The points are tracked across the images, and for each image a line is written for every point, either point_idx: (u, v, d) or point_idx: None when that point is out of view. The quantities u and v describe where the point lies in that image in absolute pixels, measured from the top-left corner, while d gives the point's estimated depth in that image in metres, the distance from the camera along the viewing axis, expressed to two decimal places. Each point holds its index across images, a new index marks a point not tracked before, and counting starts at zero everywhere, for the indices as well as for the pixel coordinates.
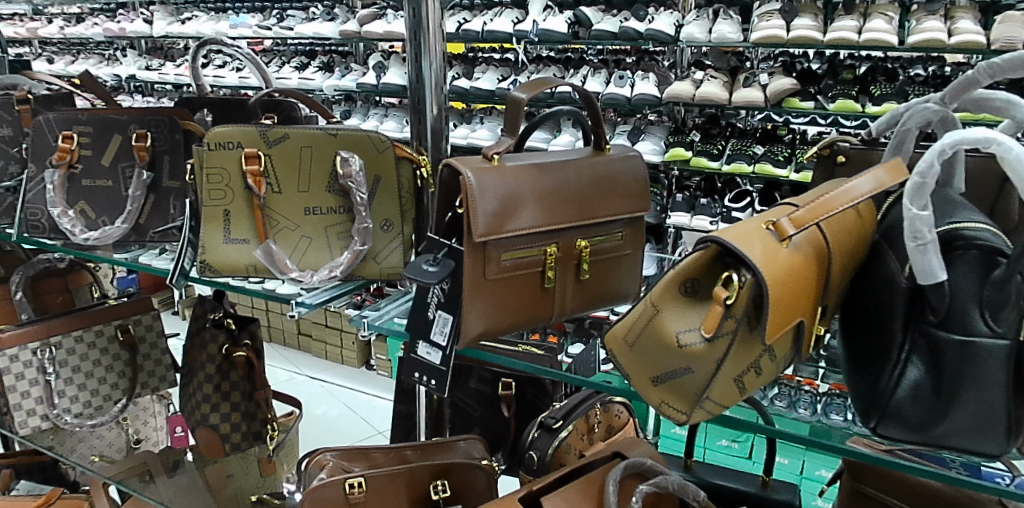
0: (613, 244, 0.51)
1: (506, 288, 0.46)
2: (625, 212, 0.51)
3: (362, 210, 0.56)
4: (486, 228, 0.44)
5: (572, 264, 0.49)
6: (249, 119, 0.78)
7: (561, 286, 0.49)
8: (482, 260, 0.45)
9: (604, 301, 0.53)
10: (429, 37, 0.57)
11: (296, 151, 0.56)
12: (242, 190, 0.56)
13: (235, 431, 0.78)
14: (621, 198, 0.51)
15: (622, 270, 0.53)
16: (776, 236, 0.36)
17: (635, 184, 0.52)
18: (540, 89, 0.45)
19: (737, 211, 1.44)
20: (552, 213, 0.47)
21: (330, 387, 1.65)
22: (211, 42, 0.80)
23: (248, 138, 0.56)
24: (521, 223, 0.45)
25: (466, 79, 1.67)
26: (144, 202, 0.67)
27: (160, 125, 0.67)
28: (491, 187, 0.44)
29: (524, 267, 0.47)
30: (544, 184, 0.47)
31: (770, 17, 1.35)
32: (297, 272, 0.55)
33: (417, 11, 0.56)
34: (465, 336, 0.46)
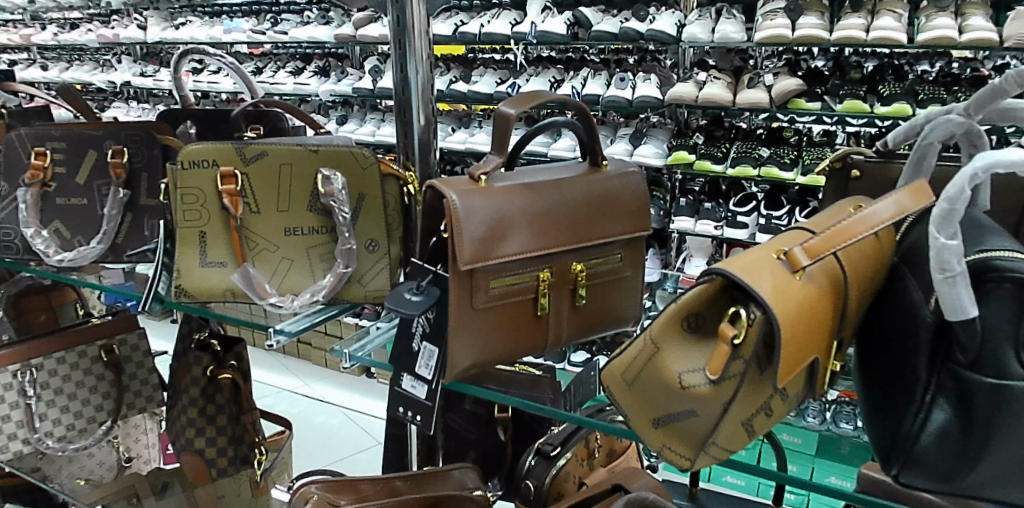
0: (612, 265, 0.48)
1: (495, 317, 0.43)
2: (622, 232, 0.48)
3: (345, 231, 0.53)
4: (473, 255, 0.41)
5: (567, 288, 0.46)
6: (233, 131, 0.75)
7: (556, 313, 0.46)
8: (469, 288, 0.42)
9: (602, 326, 0.50)
10: (416, 47, 0.54)
11: (276, 168, 0.53)
12: (218, 210, 0.53)
13: (223, 456, 0.75)
14: (619, 217, 0.48)
15: (621, 292, 0.50)
16: (788, 268, 0.32)
17: (633, 202, 0.49)
18: (531, 104, 0.42)
19: (742, 216, 1.41)
20: (545, 236, 0.44)
21: (330, 397, 1.62)
22: (193, 51, 0.77)
23: (223, 156, 0.52)
24: (511, 248, 0.42)
25: (463, 82, 1.64)
26: (121, 221, 0.64)
27: (137, 140, 0.64)
28: (477, 211, 0.41)
29: (515, 294, 0.43)
30: (536, 205, 0.44)
31: (775, 15, 1.31)
32: (277, 297, 0.52)
33: (402, 18, 0.53)
34: (452, 370, 0.43)
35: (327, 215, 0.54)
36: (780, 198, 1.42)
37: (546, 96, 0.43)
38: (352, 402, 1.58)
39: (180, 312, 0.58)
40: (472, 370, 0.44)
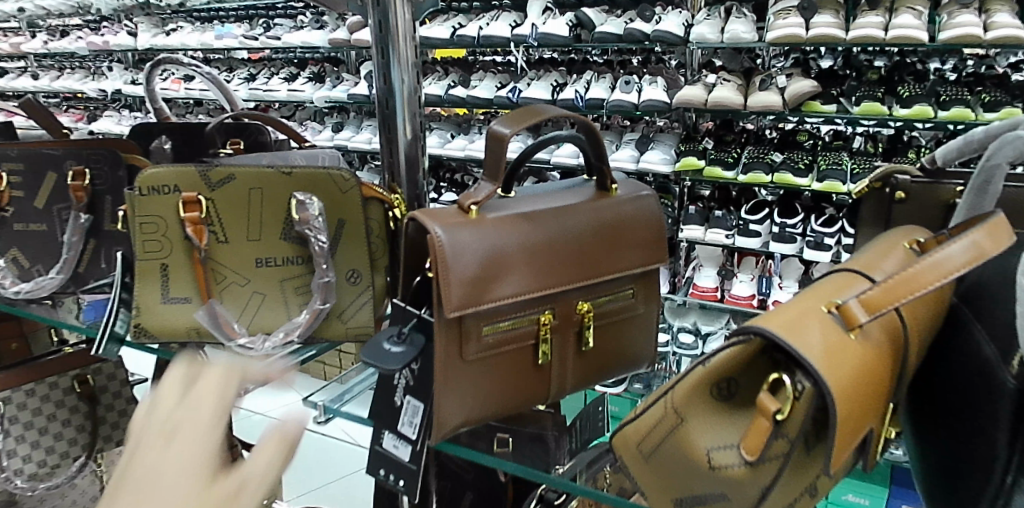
0: (623, 302, 0.43)
1: (489, 367, 0.38)
2: (636, 264, 0.42)
3: (321, 262, 0.48)
4: (462, 300, 0.35)
5: (572, 330, 0.40)
6: (209, 147, 0.70)
7: (560, 359, 0.40)
8: (458, 336, 0.36)
9: (613, 370, 0.44)
10: (400, 55, 0.48)
11: (243, 193, 0.47)
12: (180, 240, 0.48)
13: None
14: (632, 248, 0.42)
15: (635, 331, 0.45)
16: (842, 325, 0.27)
17: (647, 231, 0.43)
18: (528, 122, 0.36)
19: (755, 224, 1.35)
20: (546, 273, 0.38)
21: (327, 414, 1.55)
22: (165, 60, 0.71)
23: (185, 180, 0.47)
24: (507, 289, 0.36)
25: (462, 87, 1.58)
26: (82, 249, 0.58)
27: (100, 158, 0.58)
28: (466, 248, 0.35)
29: (512, 339, 0.38)
30: (536, 238, 0.38)
31: (788, 14, 1.25)
32: (246, 338, 0.47)
33: (384, 23, 0.48)
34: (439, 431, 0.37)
35: (302, 244, 0.49)
36: (794, 204, 1.37)
37: (547, 112, 0.37)
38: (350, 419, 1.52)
39: (145, 350, 0.52)
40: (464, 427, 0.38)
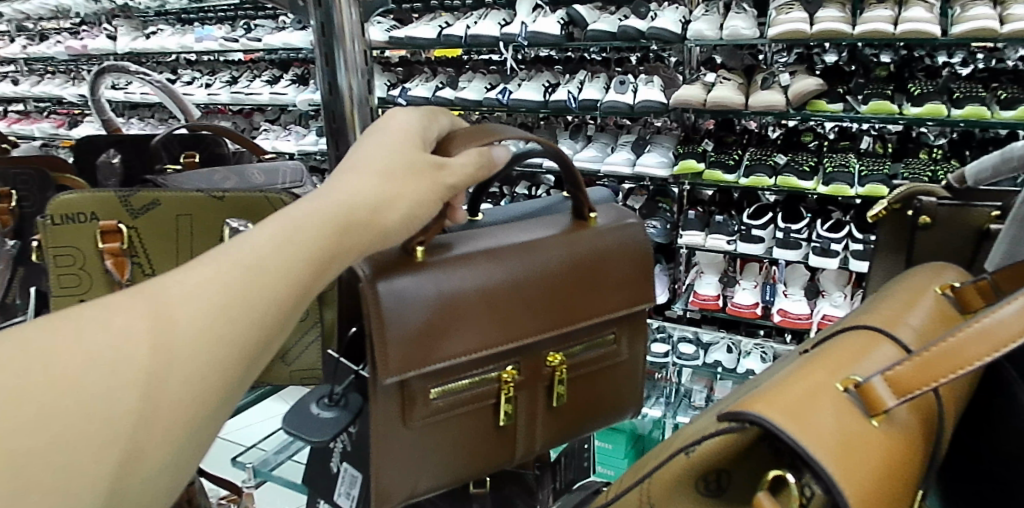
0: (597, 349, 0.40)
1: (438, 429, 0.35)
2: (616, 305, 0.39)
3: None
4: (401, 361, 0.32)
5: (536, 385, 0.37)
6: (159, 162, 0.64)
7: (522, 415, 0.37)
8: (397, 399, 0.33)
9: (587, 423, 0.41)
10: (348, 58, 0.45)
11: (170, 219, 0.42)
12: (101, 275, 0.42)
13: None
14: (612, 286, 0.39)
15: (613, 375, 0.42)
16: (861, 409, 0.22)
17: (627, 269, 0.39)
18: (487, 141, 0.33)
19: (757, 230, 1.29)
20: (506, 325, 0.34)
21: None
22: (110, 68, 0.65)
23: (104, 207, 0.41)
24: (458, 348, 0.33)
25: (450, 88, 1.53)
26: (9, 276, 0.52)
27: (26, 179, 0.52)
28: (408, 301, 0.32)
29: (466, 398, 0.35)
30: (496, 284, 0.34)
31: (790, 9, 1.19)
32: None
33: (327, 25, 0.44)
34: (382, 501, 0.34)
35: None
36: (799, 208, 1.31)
37: (505, 133, 0.33)
38: None
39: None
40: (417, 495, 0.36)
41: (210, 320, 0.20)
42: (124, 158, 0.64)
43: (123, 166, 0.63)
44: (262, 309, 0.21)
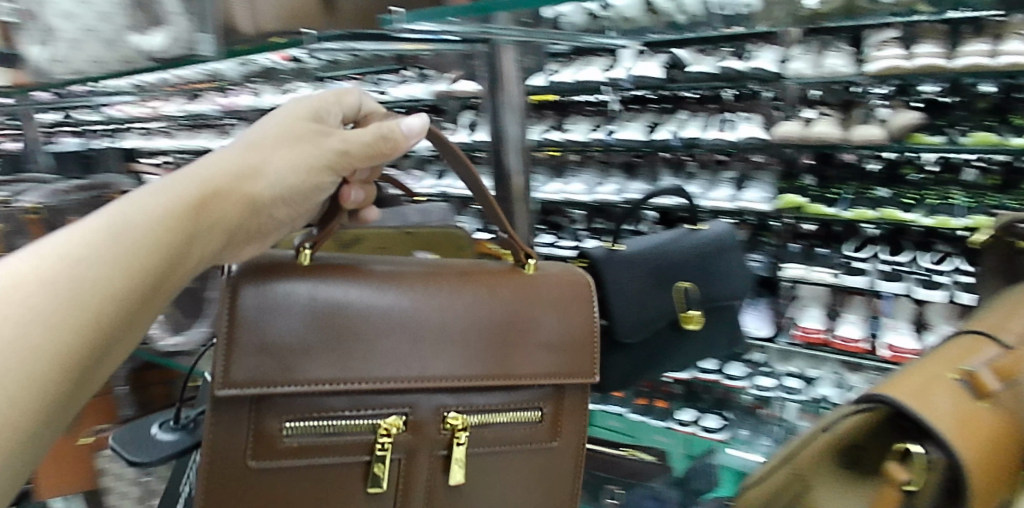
0: (520, 423, 0.54)
1: (288, 455, 0.47)
2: (527, 373, 0.53)
3: None
4: (259, 372, 0.45)
5: (418, 441, 0.50)
6: None
7: (393, 463, 0.50)
8: (256, 411, 0.47)
9: (482, 495, 0.53)
10: (509, 102, 0.79)
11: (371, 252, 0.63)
12: None
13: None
14: (525, 355, 0.53)
15: (538, 455, 0.56)
16: (973, 393, 0.31)
17: (521, 337, 0.53)
18: (383, 138, 0.48)
19: (859, 262, 1.38)
20: (370, 361, 0.48)
21: None
22: None
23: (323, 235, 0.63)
24: (314, 370, 0.47)
25: (557, 131, 1.65)
26: None
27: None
28: (285, 318, 0.46)
29: (333, 441, 0.48)
30: (381, 329, 0.49)
31: (886, 46, 1.24)
32: None
33: (497, 83, 0.79)
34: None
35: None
36: (900, 243, 1.40)
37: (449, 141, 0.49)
38: None
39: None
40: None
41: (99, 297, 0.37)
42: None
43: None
44: (109, 287, 0.37)
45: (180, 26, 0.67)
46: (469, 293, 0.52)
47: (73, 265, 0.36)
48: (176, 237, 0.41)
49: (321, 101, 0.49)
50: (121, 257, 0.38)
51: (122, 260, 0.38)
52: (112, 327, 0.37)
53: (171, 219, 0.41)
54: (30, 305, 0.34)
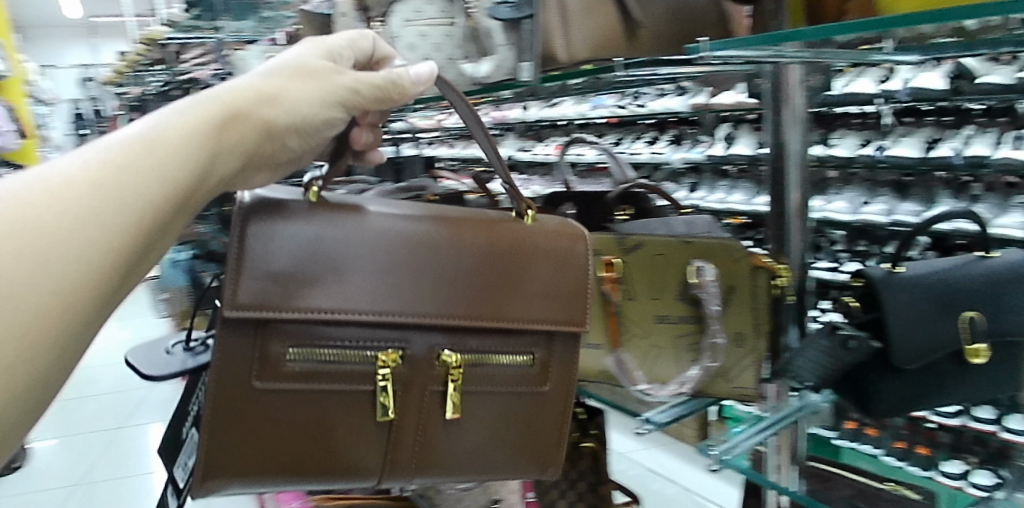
0: (514, 364, 0.63)
1: (292, 378, 0.55)
2: (523, 318, 0.62)
3: (714, 320, 0.72)
4: (264, 297, 0.53)
5: (415, 375, 0.59)
6: (604, 210, 1.00)
7: (398, 398, 0.59)
8: (260, 333, 0.54)
9: (469, 430, 0.63)
10: (790, 116, 0.83)
11: (651, 258, 0.75)
12: (598, 295, 0.76)
13: (579, 484, 0.94)
14: (523, 302, 0.62)
15: (532, 398, 0.65)
16: None
17: (516, 285, 0.62)
18: (388, 95, 0.54)
19: None
20: (376, 297, 0.56)
21: (666, 467, 1.73)
22: (576, 140, 1.15)
23: (607, 245, 0.76)
24: (313, 303, 0.54)
25: (825, 145, 2.13)
26: None
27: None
28: (283, 252, 0.53)
29: (331, 369, 0.56)
30: (385, 268, 0.56)
31: None
32: (646, 384, 0.74)
33: (777, 98, 0.83)
34: (218, 436, 0.54)
35: (693, 307, 0.74)
36: None
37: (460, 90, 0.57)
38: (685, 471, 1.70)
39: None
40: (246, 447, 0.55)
41: (139, 193, 0.43)
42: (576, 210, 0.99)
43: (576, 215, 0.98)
44: (147, 186, 0.44)
45: (505, 56, 0.81)
46: (467, 239, 0.60)
47: (116, 168, 0.43)
48: (218, 157, 0.48)
49: (333, 44, 0.55)
50: (172, 171, 0.45)
51: (159, 163, 0.45)
52: (160, 231, 0.46)
53: (185, 132, 0.47)
54: (95, 205, 0.41)
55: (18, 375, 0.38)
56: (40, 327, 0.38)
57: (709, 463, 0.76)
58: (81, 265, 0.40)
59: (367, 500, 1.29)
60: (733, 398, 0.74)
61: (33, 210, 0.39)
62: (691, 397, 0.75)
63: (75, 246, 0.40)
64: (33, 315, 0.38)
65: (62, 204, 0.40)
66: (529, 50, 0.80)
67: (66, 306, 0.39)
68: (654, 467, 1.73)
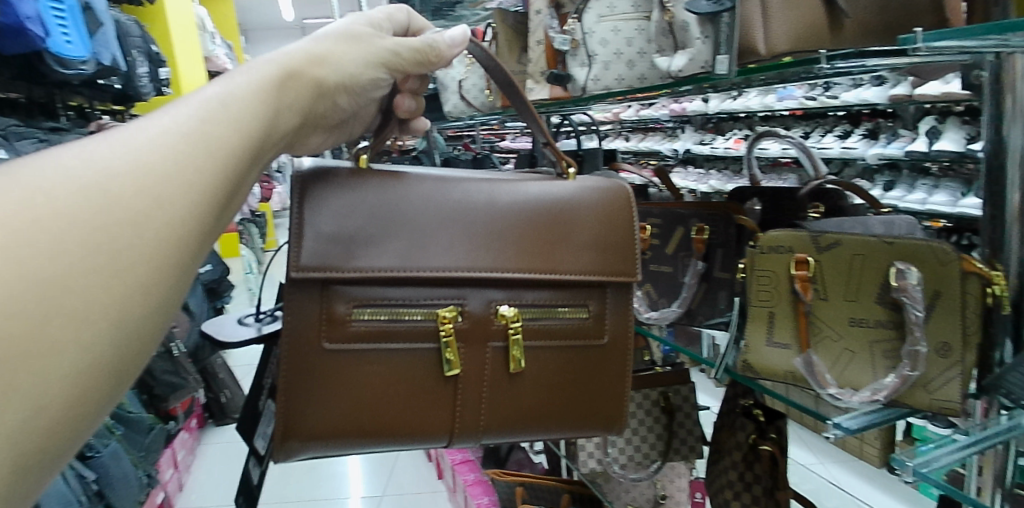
0: (571, 318, 0.78)
1: (356, 337, 0.70)
2: (569, 268, 0.77)
3: (916, 326, 0.67)
4: (326, 258, 0.68)
5: (474, 331, 0.74)
6: (797, 208, 1.03)
7: (458, 354, 0.73)
8: (325, 297, 0.70)
9: (528, 383, 0.77)
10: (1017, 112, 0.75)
11: (848, 258, 0.72)
12: (788, 294, 0.76)
13: (754, 487, 0.93)
14: (571, 253, 0.77)
15: (590, 351, 0.79)
16: None
17: (550, 237, 0.77)
18: (422, 55, 0.74)
19: None
20: (426, 255, 0.71)
21: (849, 482, 1.63)
22: (767, 134, 1.18)
23: (799, 244, 0.75)
24: (365, 263, 0.69)
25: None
26: (697, 289, 0.93)
27: (717, 219, 0.92)
28: (340, 220, 0.69)
29: (395, 328, 0.71)
30: (426, 229, 0.72)
31: None
32: (836, 389, 0.71)
33: (1004, 92, 0.75)
34: (296, 387, 0.69)
35: (894, 311, 0.70)
36: None
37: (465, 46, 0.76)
38: (870, 491, 1.58)
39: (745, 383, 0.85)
40: (324, 403, 0.70)
41: (217, 138, 0.54)
42: (762, 207, 1.08)
43: (762, 212, 1.07)
44: (221, 137, 0.55)
45: (699, 48, 0.83)
46: (501, 202, 0.75)
47: (201, 123, 0.54)
48: (274, 120, 0.62)
49: (374, 18, 0.76)
50: (239, 125, 0.57)
51: (234, 118, 0.57)
52: (239, 175, 0.57)
53: (251, 90, 0.60)
54: (189, 154, 0.52)
55: (153, 289, 0.48)
56: (164, 250, 0.49)
57: (902, 475, 0.72)
58: (188, 204, 0.50)
59: (540, 481, 1.46)
60: (931, 410, 0.68)
61: (149, 160, 0.49)
62: (887, 405, 0.70)
63: (182, 186, 0.50)
64: (158, 239, 0.48)
65: (165, 151, 0.51)
66: (726, 43, 0.80)
67: (179, 233, 0.50)
68: (835, 480, 1.61)
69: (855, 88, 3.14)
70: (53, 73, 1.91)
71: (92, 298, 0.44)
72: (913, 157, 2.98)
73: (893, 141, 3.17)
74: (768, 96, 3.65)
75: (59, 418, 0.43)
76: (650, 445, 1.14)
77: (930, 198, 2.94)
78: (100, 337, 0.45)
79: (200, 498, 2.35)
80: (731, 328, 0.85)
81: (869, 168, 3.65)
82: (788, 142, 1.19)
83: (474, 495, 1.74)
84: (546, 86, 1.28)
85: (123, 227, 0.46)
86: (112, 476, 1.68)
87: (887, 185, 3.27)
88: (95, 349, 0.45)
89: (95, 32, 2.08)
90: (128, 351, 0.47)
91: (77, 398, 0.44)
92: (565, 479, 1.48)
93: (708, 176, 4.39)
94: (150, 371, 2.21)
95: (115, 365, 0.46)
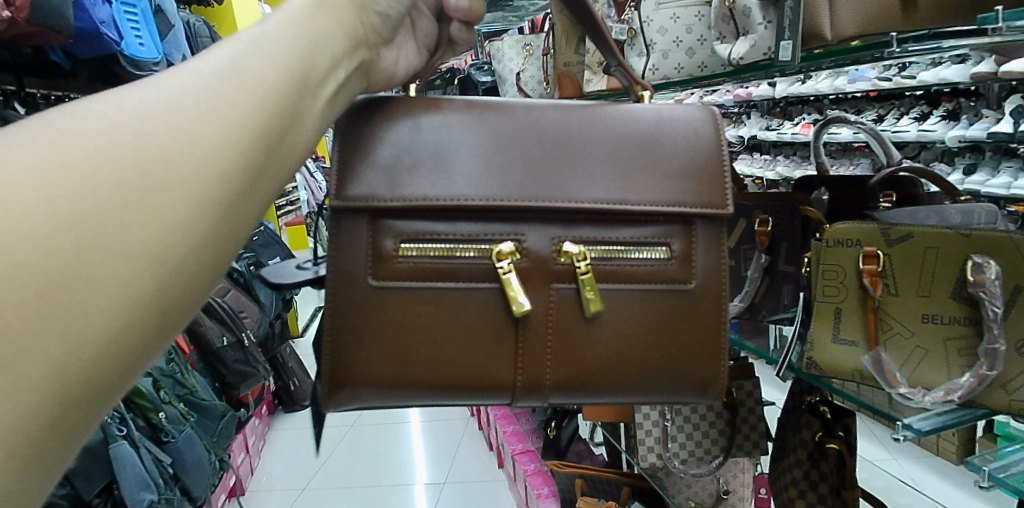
0: (653, 259, 0.69)
1: (405, 275, 0.67)
2: (637, 201, 0.69)
3: (993, 322, 0.64)
4: (370, 190, 0.66)
5: (536, 270, 0.67)
6: (868, 197, 0.99)
7: (524, 291, 0.67)
8: (375, 232, 0.66)
9: (610, 335, 0.68)
10: None
11: (921, 252, 0.69)
12: (856, 289, 0.73)
13: (821, 486, 0.92)
14: (641, 180, 0.69)
15: (674, 297, 0.70)
16: None
17: (677, 136, 0.71)
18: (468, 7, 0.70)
19: None
20: (490, 179, 0.67)
21: (921, 480, 1.56)
22: (834, 120, 1.13)
23: (867, 236, 0.72)
24: (422, 190, 0.66)
25: None
26: (761, 282, 0.91)
27: (783, 210, 0.90)
28: (387, 145, 0.67)
29: (430, 266, 0.67)
30: (500, 145, 0.68)
31: None
32: (907, 388, 0.68)
33: None
34: (386, 331, 0.66)
35: (971, 308, 0.67)
36: None
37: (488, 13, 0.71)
38: (945, 491, 1.52)
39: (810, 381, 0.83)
40: (432, 352, 0.66)
41: (259, 70, 0.50)
42: (830, 196, 1.04)
43: (830, 202, 1.03)
44: (260, 72, 0.50)
45: (761, 34, 0.84)
46: (564, 131, 0.69)
47: (234, 63, 0.49)
48: (320, 44, 0.55)
49: None
50: (277, 57, 0.51)
51: (268, 54, 0.51)
52: (293, 110, 0.51)
53: (281, 23, 0.54)
54: (222, 90, 0.47)
55: (195, 225, 0.44)
56: (201, 188, 0.45)
57: (976, 479, 0.69)
58: (224, 140, 0.46)
59: (599, 473, 1.48)
60: (1009, 411, 0.64)
61: (180, 99, 0.46)
62: (962, 407, 0.67)
63: (215, 121, 0.46)
64: (196, 176, 0.44)
65: (198, 90, 0.47)
66: (790, 28, 0.77)
67: (219, 166, 0.46)
68: (906, 476, 1.56)
69: (934, 67, 2.97)
70: (128, 75, 2.01)
71: (122, 239, 0.41)
72: (998, 139, 2.80)
73: (974, 122, 3.00)
74: (839, 78, 3.50)
75: (100, 352, 0.41)
76: (712, 440, 1.13)
77: (1016, 183, 2.77)
78: (139, 273, 0.42)
79: (271, 480, 2.47)
80: (796, 323, 0.83)
81: (950, 152, 3.45)
82: (858, 128, 1.14)
83: (534, 485, 1.77)
84: (603, 76, 1.30)
85: (155, 166, 0.43)
86: (186, 461, 1.79)
87: (968, 170, 3.08)
88: (133, 288, 0.42)
89: (166, 34, 2.17)
90: (174, 287, 0.44)
91: (117, 351, 0.42)
92: (624, 472, 1.50)
93: (776, 163, 4.27)
94: (222, 360, 2.33)
95: (159, 303, 0.43)
